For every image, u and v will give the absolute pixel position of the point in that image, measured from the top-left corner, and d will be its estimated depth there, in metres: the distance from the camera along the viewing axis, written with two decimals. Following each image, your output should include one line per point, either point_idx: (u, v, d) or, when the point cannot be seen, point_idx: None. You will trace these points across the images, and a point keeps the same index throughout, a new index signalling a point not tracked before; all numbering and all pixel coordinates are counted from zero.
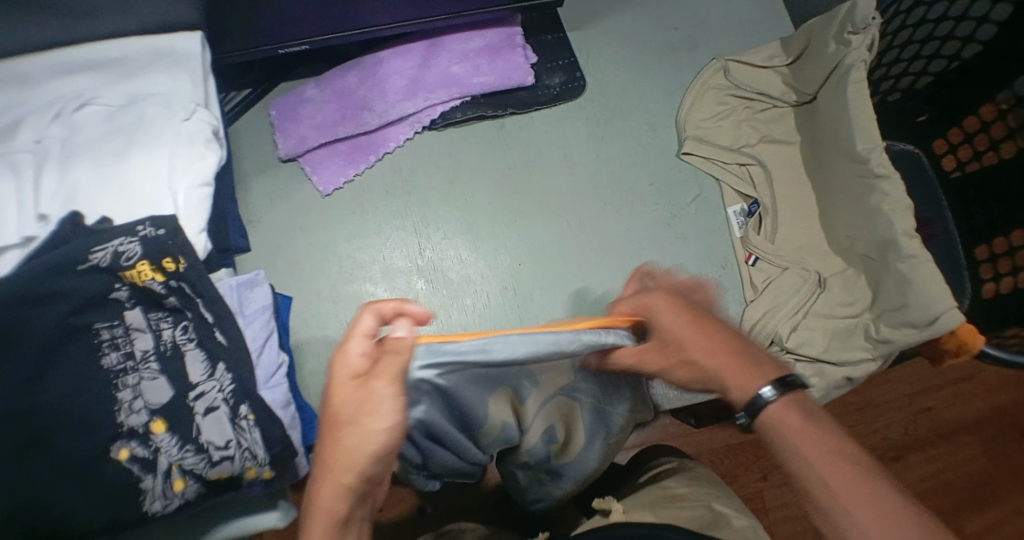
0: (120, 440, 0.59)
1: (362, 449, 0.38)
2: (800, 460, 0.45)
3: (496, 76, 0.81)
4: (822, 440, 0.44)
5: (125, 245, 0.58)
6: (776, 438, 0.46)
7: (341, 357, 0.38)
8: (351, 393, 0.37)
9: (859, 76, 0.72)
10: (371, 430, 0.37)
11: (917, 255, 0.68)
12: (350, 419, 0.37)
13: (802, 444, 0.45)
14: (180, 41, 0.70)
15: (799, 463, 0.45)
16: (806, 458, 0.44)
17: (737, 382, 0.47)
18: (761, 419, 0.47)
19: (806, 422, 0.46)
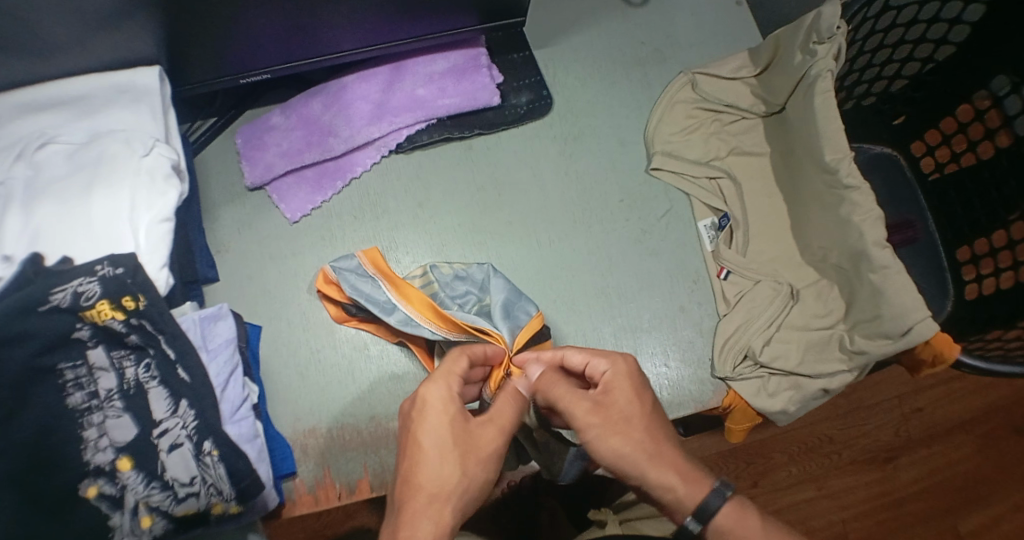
0: (88, 478, 0.59)
1: (478, 453, 0.52)
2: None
3: (462, 97, 0.81)
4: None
5: (84, 285, 0.58)
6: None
7: (427, 396, 0.54)
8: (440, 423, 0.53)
9: (825, 86, 0.72)
10: (485, 441, 0.53)
11: (888, 266, 0.68)
12: (437, 441, 0.52)
13: None
14: (139, 76, 0.70)
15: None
16: None
17: (687, 489, 0.52)
18: (712, 526, 0.52)
19: (754, 524, 0.52)
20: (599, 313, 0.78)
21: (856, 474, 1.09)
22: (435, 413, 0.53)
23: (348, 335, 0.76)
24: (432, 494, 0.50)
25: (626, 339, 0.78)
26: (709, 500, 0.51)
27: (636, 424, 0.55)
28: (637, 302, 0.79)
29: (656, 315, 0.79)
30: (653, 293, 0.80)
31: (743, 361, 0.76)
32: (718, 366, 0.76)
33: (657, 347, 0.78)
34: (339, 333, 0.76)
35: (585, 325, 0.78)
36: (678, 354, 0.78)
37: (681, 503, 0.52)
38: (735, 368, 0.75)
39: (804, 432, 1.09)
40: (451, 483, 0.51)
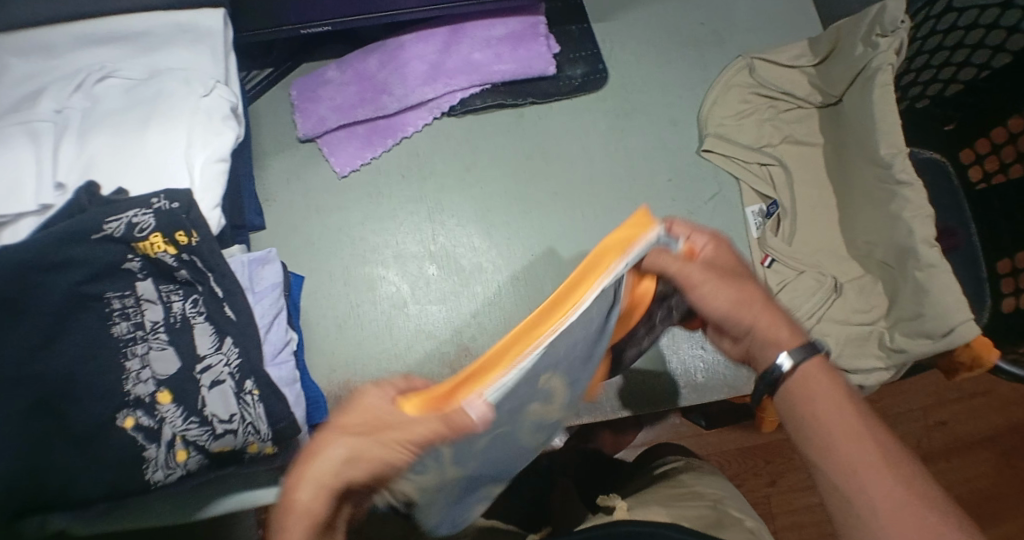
0: (127, 409, 0.59)
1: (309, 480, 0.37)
2: (816, 407, 0.49)
3: (518, 64, 0.80)
4: (844, 400, 0.49)
5: (139, 216, 0.58)
6: (800, 394, 0.50)
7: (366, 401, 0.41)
8: (394, 438, 0.38)
9: (886, 79, 0.70)
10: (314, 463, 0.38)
11: (935, 265, 0.67)
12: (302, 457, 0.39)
13: (821, 400, 0.49)
14: (202, 17, 0.70)
15: (824, 416, 0.48)
16: (827, 418, 0.48)
17: (773, 345, 0.51)
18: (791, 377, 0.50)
19: (829, 384, 0.49)
20: None
21: None
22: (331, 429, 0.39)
23: (388, 293, 0.76)
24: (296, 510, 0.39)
25: None
26: (794, 349, 0.50)
27: (744, 278, 0.53)
28: None
29: None
30: None
31: None
32: None
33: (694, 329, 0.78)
34: (379, 290, 0.76)
35: None
36: None
37: (779, 343, 0.51)
38: None
39: None
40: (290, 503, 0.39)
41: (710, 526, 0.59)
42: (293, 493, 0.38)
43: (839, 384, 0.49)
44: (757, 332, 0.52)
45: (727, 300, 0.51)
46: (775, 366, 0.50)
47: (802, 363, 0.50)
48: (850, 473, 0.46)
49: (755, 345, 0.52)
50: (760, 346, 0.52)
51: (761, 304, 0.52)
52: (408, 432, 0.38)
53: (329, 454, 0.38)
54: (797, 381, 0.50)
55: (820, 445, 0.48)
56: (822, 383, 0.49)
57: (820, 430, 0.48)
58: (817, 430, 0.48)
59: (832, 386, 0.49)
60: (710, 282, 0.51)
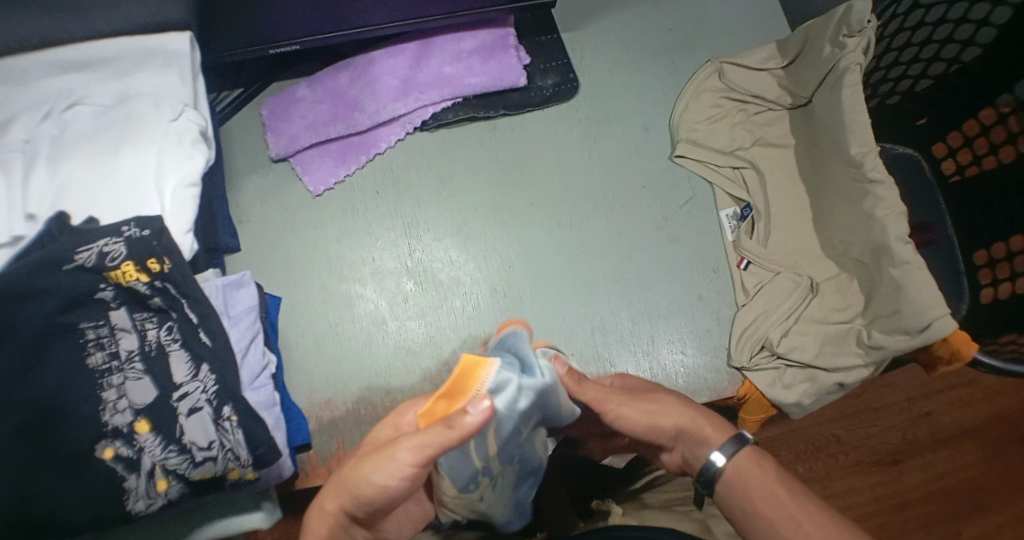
0: (105, 439, 0.59)
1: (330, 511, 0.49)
2: (763, 502, 0.51)
3: (489, 76, 0.81)
4: (786, 488, 0.52)
5: (110, 245, 0.58)
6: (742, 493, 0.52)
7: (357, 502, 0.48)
8: (384, 460, 0.44)
9: (854, 79, 0.71)
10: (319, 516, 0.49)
11: (909, 261, 0.68)
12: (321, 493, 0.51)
13: (759, 495, 0.51)
14: (170, 41, 0.70)
15: (764, 509, 0.51)
16: (765, 515, 0.50)
17: (704, 441, 0.54)
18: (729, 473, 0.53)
19: (767, 473, 0.53)
20: (618, 298, 0.78)
21: (861, 475, 1.09)
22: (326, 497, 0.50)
23: (367, 310, 0.76)
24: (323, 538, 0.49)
25: (643, 325, 0.78)
26: (722, 445, 0.53)
27: (658, 390, 0.58)
28: (654, 289, 0.79)
29: (674, 302, 0.79)
30: (672, 280, 0.80)
31: (760, 351, 0.76)
32: (735, 355, 0.76)
33: (674, 334, 0.78)
34: (358, 308, 0.76)
35: (603, 308, 0.78)
36: (695, 342, 0.78)
37: (707, 441, 0.54)
38: (752, 358, 0.75)
39: (811, 432, 1.09)
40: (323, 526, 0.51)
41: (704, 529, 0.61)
42: (316, 504, 0.50)
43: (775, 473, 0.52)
44: (682, 433, 0.55)
45: (640, 418, 0.54)
46: (710, 465, 0.53)
47: (735, 455, 0.53)
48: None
49: (686, 451, 0.56)
50: (691, 449, 0.55)
51: (675, 405, 0.56)
52: (390, 463, 0.44)
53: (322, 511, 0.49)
54: (738, 478, 0.53)
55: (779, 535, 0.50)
56: (760, 475, 0.53)
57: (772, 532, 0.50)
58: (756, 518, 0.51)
59: (771, 476, 0.52)
60: (624, 403, 0.55)
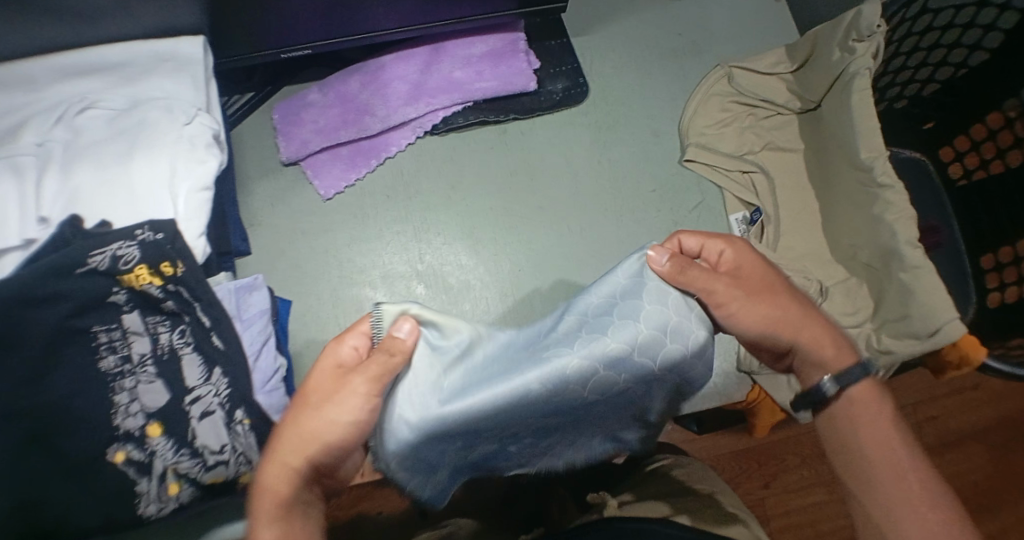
0: (117, 443, 0.59)
1: (326, 432, 0.48)
2: (864, 433, 0.52)
3: (499, 81, 0.81)
4: (896, 428, 0.51)
5: (124, 249, 0.58)
6: (843, 417, 0.53)
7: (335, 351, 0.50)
8: (322, 412, 0.48)
9: (864, 83, 0.71)
10: (283, 475, 0.48)
11: (919, 266, 0.68)
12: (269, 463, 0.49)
13: (857, 425, 0.52)
14: (182, 45, 0.70)
15: (860, 444, 0.52)
16: (853, 442, 0.52)
17: (835, 357, 0.54)
18: (850, 390, 0.53)
19: (884, 410, 0.53)
20: None
21: None
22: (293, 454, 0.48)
23: None
24: (284, 495, 0.47)
25: None
26: (852, 370, 0.53)
27: (781, 291, 0.55)
28: None
29: None
30: None
31: None
32: (744, 360, 0.75)
33: None
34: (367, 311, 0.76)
35: None
36: None
37: (826, 364, 0.54)
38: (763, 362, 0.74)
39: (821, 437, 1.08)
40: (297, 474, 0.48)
41: (704, 521, 0.61)
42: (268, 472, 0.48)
43: (892, 414, 0.52)
44: (797, 345, 0.55)
45: (764, 316, 0.54)
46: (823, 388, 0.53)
47: (852, 386, 0.53)
48: (892, 512, 0.48)
49: (801, 361, 0.55)
50: (806, 368, 0.55)
51: (799, 314, 0.55)
52: (323, 409, 0.48)
53: (269, 473, 0.48)
54: (847, 405, 0.53)
55: (881, 490, 0.49)
56: (875, 412, 0.53)
57: (857, 454, 0.52)
58: (848, 446, 0.52)
59: (885, 413, 0.52)
60: (739, 303, 0.52)
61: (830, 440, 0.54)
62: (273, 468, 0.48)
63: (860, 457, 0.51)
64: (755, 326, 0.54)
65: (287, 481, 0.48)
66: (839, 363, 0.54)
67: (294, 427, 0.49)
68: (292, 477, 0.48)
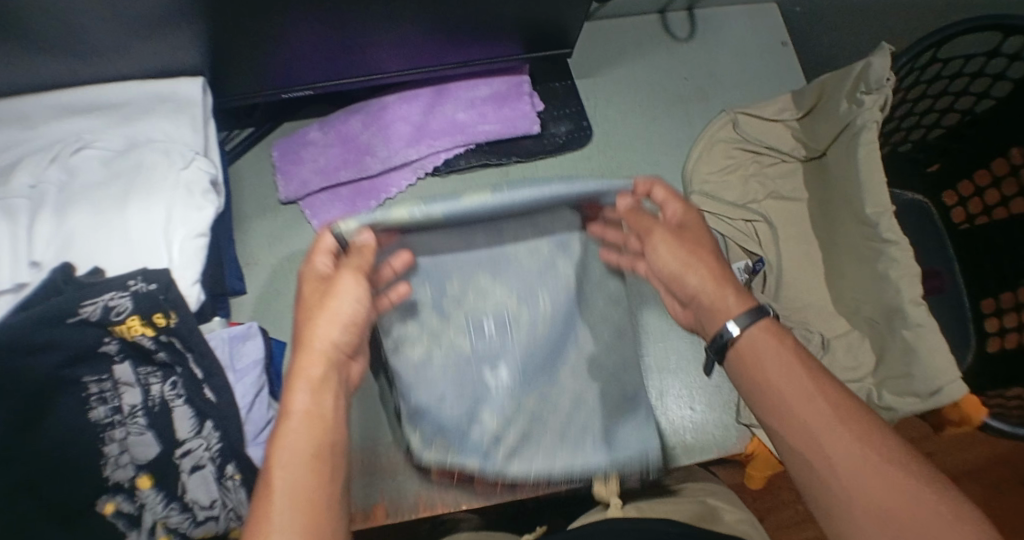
0: (106, 494, 0.59)
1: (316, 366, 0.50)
2: (777, 381, 0.50)
3: (503, 124, 0.80)
4: (802, 366, 0.50)
5: (116, 299, 0.57)
6: (758, 366, 0.51)
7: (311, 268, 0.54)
8: (312, 390, 0.50)
9: (870, 138, 0.70)
10: (295, 422, 0.48)
11: (922, 324, 0.67)
12: (282, 416, 0.48)
13: (770, 373, 0.51)
14: (183, 86, 0.69)
15: (779, 390, 0.50)
16: (776, 392, 0.50)
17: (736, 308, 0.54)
18: (748, 336, 0.53)
19: (784, 349, 0.51)
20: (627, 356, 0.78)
21: None
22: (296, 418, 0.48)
23: None
24: (319, 443, 0.48)
25: (652, 379, 0.78)
26: (739, 316, 0.53)
27: (705, 236, 0.58)
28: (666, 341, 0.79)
29: (683, 356, 0.79)
30: (681, 333, 0.80)
31: None
32: (743, 413, 0.74)
33: (682, 389, 0.78)
34: None
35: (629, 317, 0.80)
36: (704, 398, 0.77)
37: (724, 312, 0.54)
38: None
39: None
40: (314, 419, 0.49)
41: (703, 518, 0.60)
42: (283, 426, 0.48)
43: (789, 350, 0.51)
44: (700, 299, 0.56)
45: (681, 258, 0.57)
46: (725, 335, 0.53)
47: (754, 327, 0.53)
48: (844, 469, 0.45)
49: (702, 315, 0.56)
50: (702, 317, 0.57)
51: (710, 268, 0.56)
52: (320, 333, 0.51)
53: (291, 416, 0.48)
54: (754, 353, 0.52)
55: (828, 446, 0.46)
56: (775, 349, 0.51)
57: (784, 410, 0.49)
58: (771, 398, 0.50)
59: (784, 348, 0.51)
60: (666, 247, 0.57)
61: (754, 398, 0.52)
62: (280, 457, 0.46)
63: (784, 411, 0.49)
64: (689, 273, 0.56)
65: (306, 462, 0.46)
66: (741, 308, 0.54)
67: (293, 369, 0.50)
68: (307, 416, 0.48)
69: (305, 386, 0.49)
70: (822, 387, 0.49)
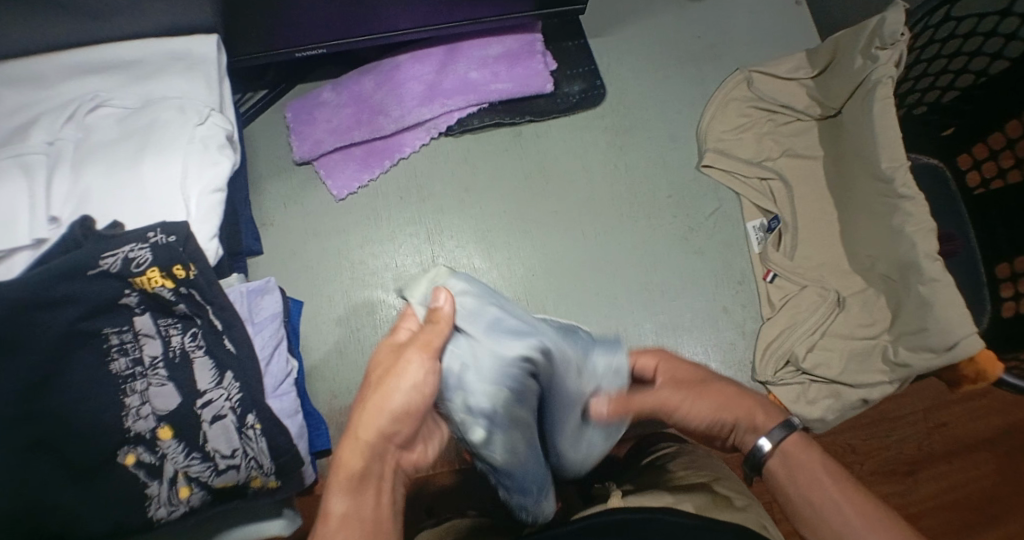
0: (128, 445, 0.59)
1: (377, 424, 0.48)
2: (806, 484, 0.53)
3: (515, 82, 0.80)
4: (828, 472, 0.53)
5: (136, 250, 0.57)
6: (787, 472, 0.55)
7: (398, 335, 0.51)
8: (358, 458, 0.49)
9: (886, 91, 0.69)
10: (331, 507, 0.48)
11: (937, 278, 0.66)
12: (333, 503, 0.48)
13: (798, 479, 0.54)
14: (196, 44, 0.69)
15: (809, 494, 0.53)
16: (808, 498, 0.53)
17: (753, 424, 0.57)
18: (779, 447, 0.56)
19: (807, 458, 0.55)
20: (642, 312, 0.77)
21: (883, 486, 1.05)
22: (336, 482, 0.49)
23: (389, 317, 0.75)
24: (343, 516, 0.48)
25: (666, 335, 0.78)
26: (773, 430, 0.56)
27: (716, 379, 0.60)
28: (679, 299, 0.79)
29: (699, 315, 0.79)
30: (695, 292, 0.80)
31: (784, 366, 0.75)
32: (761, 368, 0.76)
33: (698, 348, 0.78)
34: (379, 314, 0.75)
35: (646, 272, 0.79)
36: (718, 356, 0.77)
37: (758, 426, 0.57)
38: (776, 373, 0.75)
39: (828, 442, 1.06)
40: (342, 516, 0.47)
41: (705, 508, 0.58)
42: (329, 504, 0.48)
43: (814, 459, 0.54)
44: (740, 423, 0.57)
45: (706, 414, 0.58)
46: (757, 451, 0.56)
47: (787, 440, 0.56)
48: None
49: (738, 434, 0.58)
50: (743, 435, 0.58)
51: (737, 396, 0.59)
52: (371, 411, 0.49)
53: (331, 509, 0.48)
54: (782, 461, 0.55)
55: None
56: (801, 460, 0.55)
57: (816, 510, 0.52)
58: (804, 501, 0.53)
59: (807, 458, 0.55)
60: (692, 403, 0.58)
61: (785, 502, 0.54)
62: (330, 525, 0.47)
63: (819, 517, 0.52)
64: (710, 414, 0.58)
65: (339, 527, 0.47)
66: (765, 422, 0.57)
67: (349, 438, 0.49)
68: (342, 502, 0.48)
69: (347, 466, 0.49)
70: (846, 493, 0.52)
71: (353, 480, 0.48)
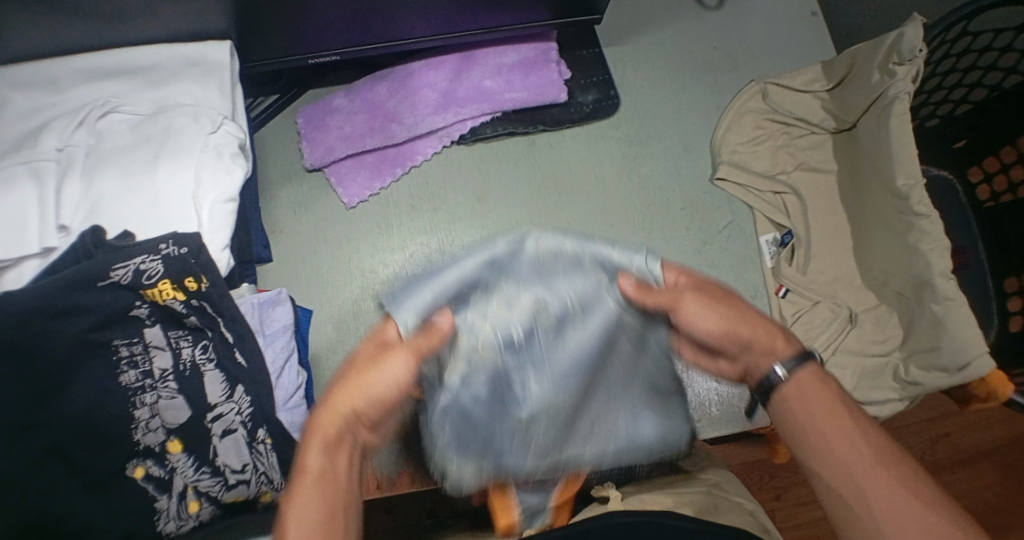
0: (136, 459, 0.58)
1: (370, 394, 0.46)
2: (817, 413, 0.46)
3: (530, 91, 0.79)
4: (845, 405, 0.46)
5: (147, 263, 0.56)
6: (796, 398, 0.47)
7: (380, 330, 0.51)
8: (325, 447, 0.45)
9: (902, 108, 0.69)
10: (310, 463, 0.45)
11: (952, 298, 0.65)
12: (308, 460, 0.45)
13: (807, 408, 0.46)
14: (210, 50, 0.68)
15: (814, 421, 0.45)
16: (814, 427, 0.45)
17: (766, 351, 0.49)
18: (793, 376, 0.48)
19: (823, 389, 0.47)
20: None
21: None
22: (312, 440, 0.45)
23: None
24: (320, 473, 0.44)
25: None
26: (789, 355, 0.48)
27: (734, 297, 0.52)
28: None
29: None
30: None
31: None
32: None
33: None
34: None
35: None
36: None
37: (776, 352, 0.49)
38: None
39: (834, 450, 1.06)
40: (318, 473, 0.44)
41: (707, 510, 0.55)
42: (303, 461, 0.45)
43: (833, 392, 0.47)
44: (755, 343, 0.50)
45: (719, 323, 0.49)
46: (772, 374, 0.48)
47: (801, 369, 0.48)
48: (887, 510, 0.41)
49: (746, 360, 0.51)
50: (754, 361, 0.50)
51: (754, 316, 0.51)
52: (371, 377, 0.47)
53: (304, 468, 0.45)
54: (796, 388, 0.47)
55: (865, 481, 0.42)
56: (815, 389, 0.47)
57: (821, 443, 0.44)
58: (808, 430, 0.45)
59: (825, 389, 0.47)
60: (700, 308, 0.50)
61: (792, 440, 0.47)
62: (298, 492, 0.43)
63: (819, 449, 0.44)
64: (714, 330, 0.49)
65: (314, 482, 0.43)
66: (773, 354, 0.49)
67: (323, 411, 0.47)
68: (315, 463, 0.44)
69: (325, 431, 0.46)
70: (862, 430, 0.44)
71: (331, 442, 0.45)
